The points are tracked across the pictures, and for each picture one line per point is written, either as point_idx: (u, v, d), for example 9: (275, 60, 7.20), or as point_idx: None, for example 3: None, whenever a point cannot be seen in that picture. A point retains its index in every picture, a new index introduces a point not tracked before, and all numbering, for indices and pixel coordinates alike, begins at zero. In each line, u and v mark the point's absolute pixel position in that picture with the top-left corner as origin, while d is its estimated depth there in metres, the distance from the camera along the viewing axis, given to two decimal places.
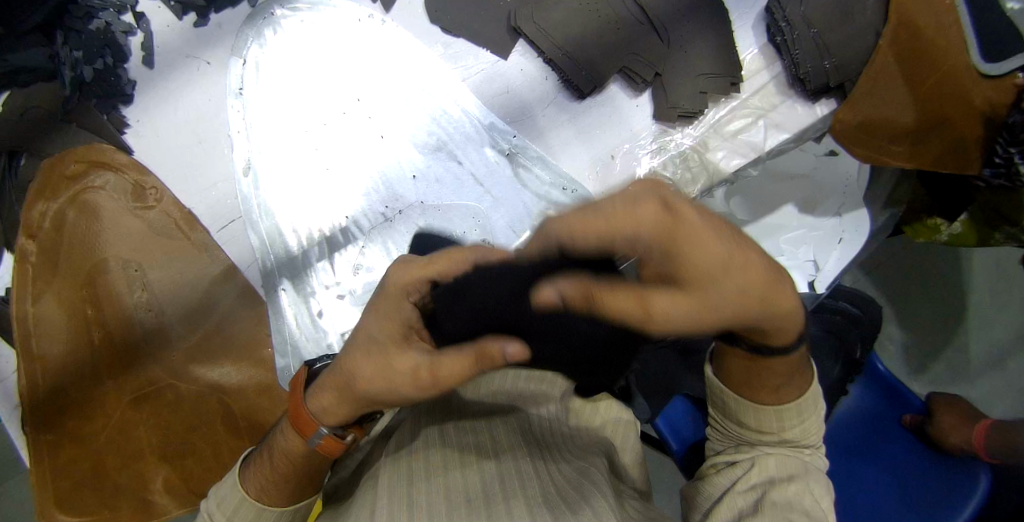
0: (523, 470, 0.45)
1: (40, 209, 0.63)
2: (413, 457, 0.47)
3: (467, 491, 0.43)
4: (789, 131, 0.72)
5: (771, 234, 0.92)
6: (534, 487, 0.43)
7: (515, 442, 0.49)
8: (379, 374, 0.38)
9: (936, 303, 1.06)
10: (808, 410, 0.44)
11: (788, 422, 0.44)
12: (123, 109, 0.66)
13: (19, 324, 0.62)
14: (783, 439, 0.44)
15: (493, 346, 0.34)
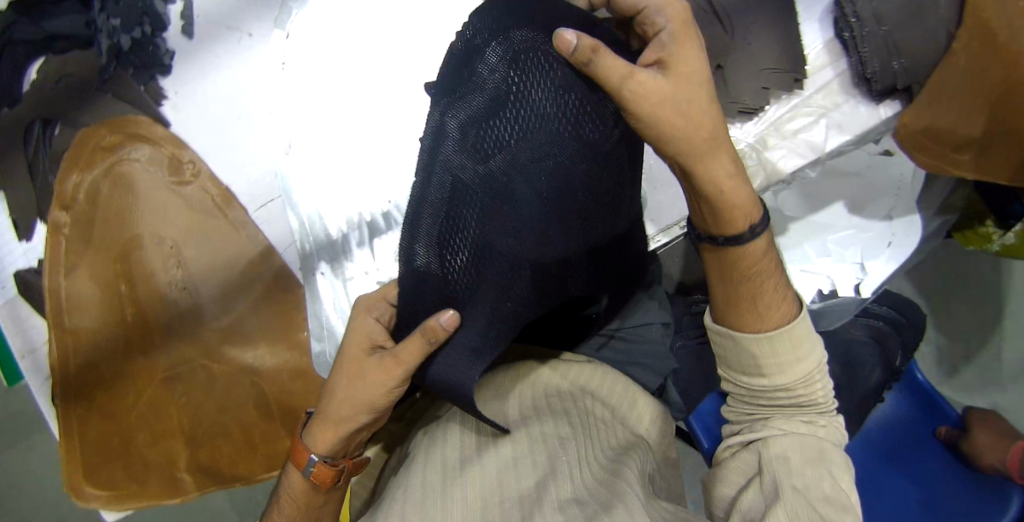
0: (561, 468, 0.49)
1: (74, 181, 0.63)
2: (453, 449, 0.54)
3: (505, 483, 0.48)
4: (850, 133, 0.69)
5: (818, 233, 0.88)
6: (569, 490, 0.47)
7: (556, 435, 0.53)
8: (350, 394, 0.47)
9: (978, 310, 1.03)
10: (810, 349, 0.45)
11: (797, 365, 0.44)
12: (161, 80, 0.64)
13: (52, 297, 0.62)
14: (789, 390, 0.45)
15: (434, 321, 0.38)
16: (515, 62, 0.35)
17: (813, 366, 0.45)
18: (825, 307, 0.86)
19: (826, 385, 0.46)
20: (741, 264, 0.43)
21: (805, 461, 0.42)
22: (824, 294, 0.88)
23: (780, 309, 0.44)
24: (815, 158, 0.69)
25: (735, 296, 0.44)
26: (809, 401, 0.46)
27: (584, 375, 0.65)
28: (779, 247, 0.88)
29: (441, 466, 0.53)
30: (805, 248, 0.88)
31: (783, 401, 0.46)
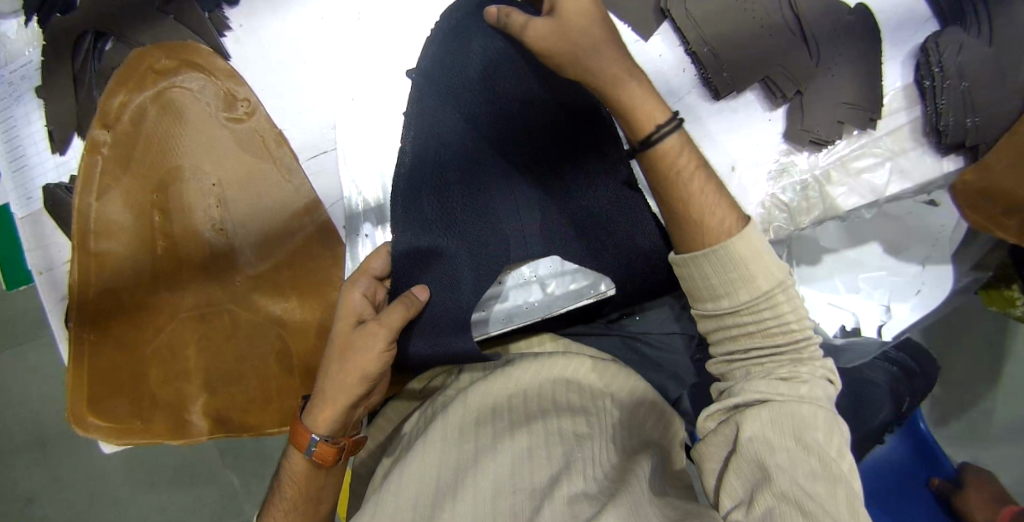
0: (575, 463, 0.53)
1: (120, 101, 0.60)
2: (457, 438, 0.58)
3: (515, 478, 0.52)
4: (912, 181, 0.68)
5: (849, 269, 0.86)
6: (581, 485, 0.51)
7: (571, 431, 0.57)
8: (348, 366, 0.51)
9: (979, 365, 1.01)
10: (769, 262, 0.44)
11: (755, 281, 0.44)
12: (225, 9, 0.61)
13: (80, 217, 0.60)
14: (751, 309, 0.44)
15: (410, 295, 0.53)
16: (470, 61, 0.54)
17: (773, 285, 0.44)
18: (847, 343, 0.85)
19: (797, 310, 0.45)
20: (671, 164, 0.45)
21: (783, 433, 0.42)
22: (846, 330, 0.87)
23: (720, 217, 0.45)
24: (874, 201, 0.68)
25: (674, 207, 0.45)
26: (782, 334, 0.44)
27: (586, 366, 0.67)
28: (808, 276, 0.87)
29: (457, 444, 0.57)
30: (834, 282, 0.87)
31: (752, 328, 0.45)
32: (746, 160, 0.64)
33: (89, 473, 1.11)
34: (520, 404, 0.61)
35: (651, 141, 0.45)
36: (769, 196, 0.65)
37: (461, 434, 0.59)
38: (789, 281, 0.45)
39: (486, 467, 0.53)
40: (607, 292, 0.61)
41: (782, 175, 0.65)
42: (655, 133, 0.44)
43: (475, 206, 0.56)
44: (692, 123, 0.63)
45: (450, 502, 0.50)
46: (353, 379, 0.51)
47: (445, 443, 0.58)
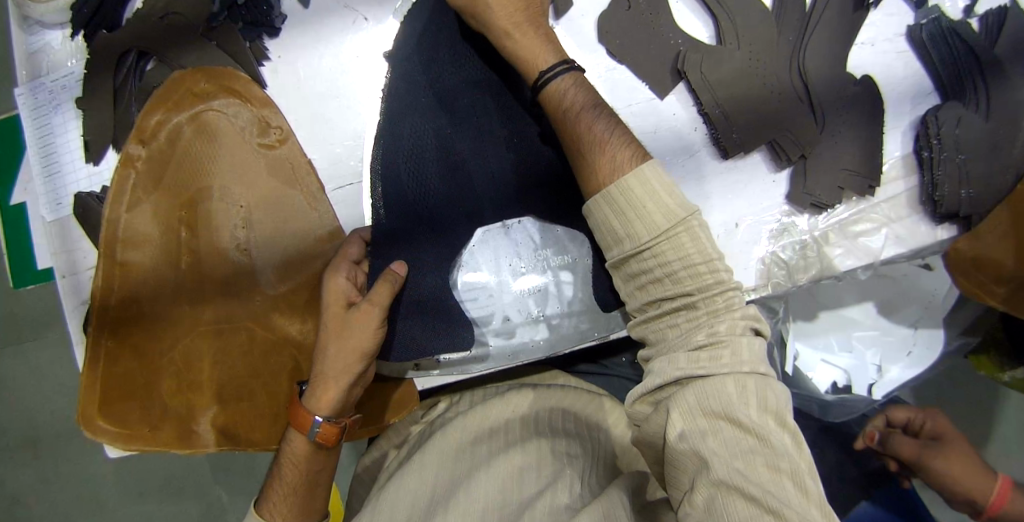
0: (562, 479, 0.56)
1: (159, 119, 0.62)
2: (457, 453, 0.61)
3: (505, 490, 0.55)
4: (907, 247, 0.71)
5: (844, 326, 0.88)
6: (566, 497, 0.53)
7: (561, 452, 0.60)
8: (340, 340, 0.54)
9: (967, 427, 1.04)
10: (669, 201, 0.47)
11: (652, 219, 0.46)
12: (267, 41, 0.64)
13: (109, 227, 0.62)
14: (653, 251, 0.47)
15: (389, 271, 0.57)
16: (451, 66, 0.62)
17: (671, 223, 0.46)
18: (838, 400, 0.86)
19: (703, 251, 0.46)
20: (563, 106, 0.53)
21: (708, 412, 0.42)
22: (838, 387, 0.89)
23: (616, 156, 0.50)
24: (870, 264, 0.71)
25: (574, 141, 0.52)
26: (692, 280, 0.46)
27: (581, 400, 0.71)
28: (805, 331, 0.89)
29: (452, 458, 0.60)
30: (829, 339, 0.88)
31: (659, 272, 0.47)
32: (750, 217, 0.67)
33: (80, 473, 1.12)
34: (517, 424, 0.65)
35: (541, 82, 0.54)
36: (770, 253, 0.67)
37: (454, 450, 0.61)
38: (691, 220, 0.47)
39: (478, 477, 0.56)
40: (612, 335, 0.64)
41: (783, 235, 0.68)
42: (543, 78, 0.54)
43: (451, 182, 0.62)
44: (702, 180, 0.66)
45: (443, 508, 0.53)
46: (348, 353, 0.54)
47: (443, 456, 0.61)
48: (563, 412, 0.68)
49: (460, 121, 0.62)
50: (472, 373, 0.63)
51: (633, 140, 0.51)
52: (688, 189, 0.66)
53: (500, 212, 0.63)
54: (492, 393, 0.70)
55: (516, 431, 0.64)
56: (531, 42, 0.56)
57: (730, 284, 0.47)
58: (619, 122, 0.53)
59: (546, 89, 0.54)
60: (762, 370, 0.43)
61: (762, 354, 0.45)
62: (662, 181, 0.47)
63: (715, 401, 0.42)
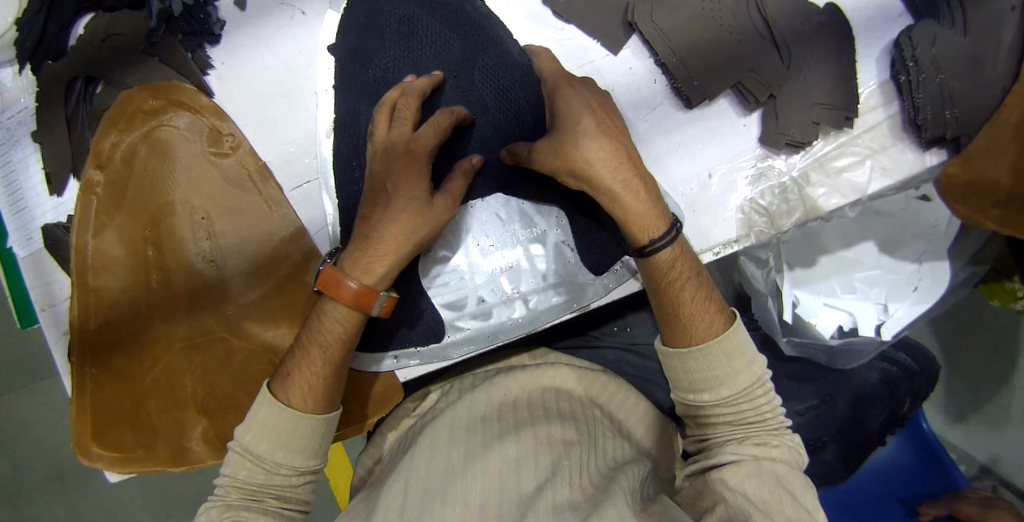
0: (560, 474, 0.53)
1: (112, 140, 0.62)
2: (448, 445, 0.57)
3: (504, 490, 0.51)
4: (895, 177, 0.68)
5: (846, 269, 0.84)
6: (566, 495, 0.51)
7: (558, 439, 0.58)
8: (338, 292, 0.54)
9: None
10: (748, 360, 0.55)
11: (736, 378, 0.54)
12: (208, 49, 0.63)
13: (78, 255, 0.61)
14: (732, 402, 0.54)
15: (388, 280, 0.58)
16: (393, 54, 0.61)
17: (753, 381, 0.54)
18: (846, 345, 0.83)
19: (771, 402, 0.55)
20: (670, 274, 0.56)
21: (761, 489, 0.49)
22: (845, 330, 0.84)
23: (705, 322, 0.55)
24: (857, 200, 0.68)
25: (677, 306, 0.55)
26: (756, 416, 0.54)
27: (569, 376, 0.69)
28: (805, 278, 0.84)
29: (442, 450, 0.57)
30: (831, 283, 0.84)
31: (732, 416, 0.54)
32: (723, 167, 0.64)
33: (107, 506, 1.13)
34: (507, 408, 0.62)
35: (653, 251, 0.54)
36: (749, 199, 0.65)
37: (444, 438, 0.59)
38: (764, 376, 0.55)
39: (475, 476, 0.52)
40: (591, 305, 0.63)
41: (761, 179, 0.65)
42: (650, 245, 0.54)
43: None
44: (669, 133, 0.63)
45: (435, 509, 0.49)
46: (417, 221, 0.53)
47: (432, 445, 0.58)
48: (556, 392, 0.66)
49: None
50: (452, 358, 0.62)
51: (719, 303, 0.57)
52: (654, 144, 0.63)
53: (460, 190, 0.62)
54: (481, 379, 0.68)
55: (508, 415, 0.61)
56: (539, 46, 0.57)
57: (782, 419, 0.56)
58: (598, 104, 0.54)
59: (652, 257, 0.55)
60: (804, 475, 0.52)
61: (799, 464, 0.54)
62: (740, 340, 0.55)
63: (769, 484, 0.49)
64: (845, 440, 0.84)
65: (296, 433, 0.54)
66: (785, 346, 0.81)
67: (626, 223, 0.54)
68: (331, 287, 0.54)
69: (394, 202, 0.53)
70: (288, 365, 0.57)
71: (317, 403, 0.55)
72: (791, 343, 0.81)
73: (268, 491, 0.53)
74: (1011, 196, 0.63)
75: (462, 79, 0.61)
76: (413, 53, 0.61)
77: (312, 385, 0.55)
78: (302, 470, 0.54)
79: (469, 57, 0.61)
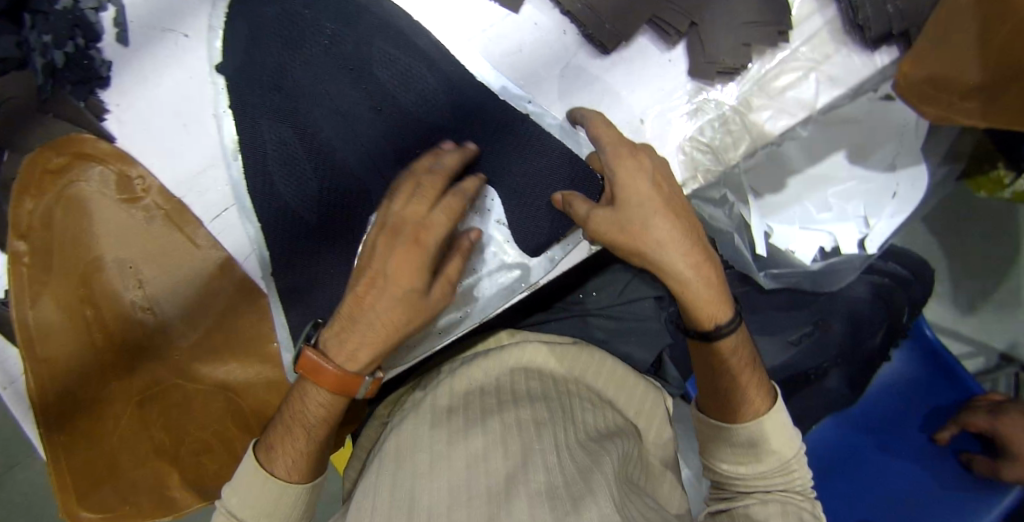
0: (532, 459, 0.49)
1: (28, 208, 0.59)
2: (414, 451, 0.54)
3: (474, 487, 0.48)
4: (846, 85, 0.63)
5: (817, 186, 0.78)
6: (543, 480, 0.47)
7: (528, 422, 0.54)
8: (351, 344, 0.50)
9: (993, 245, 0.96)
10: (789, 438, 0.54)
11: (777, 452, 0.54)
12: (101, 93, 0.60)
13: (20, 329, 0.59)
14: (766, 469, 0.54)
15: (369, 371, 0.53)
16: (284, 60, 0.57)
17: (784, 462, 0.54)
18: (826, 266, 0.78)
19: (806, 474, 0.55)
20: (732, 357, 0.53)
21: None
22: (826, 251, 0.78)
23: (755, 402, 0.54)
24: (808, 116, 0.63)
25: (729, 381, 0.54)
26: (786, 480, 0.54)
27: (535, 353, 0.65)
28: (774, 205, 0.77)
29: (409, 458, 0.54)
30: (804, 204, 0.78)
31: (760, 476, 0.54)
32: (655, 108, 0.60)
33: None
34: (472, 401, 0.59)
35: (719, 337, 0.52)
36: (690, 137, 0.60)
37: (411, 441, 0.56)
38: (800, 452, 0.55)
39: (443, 479, 0.49)
40: (540, 282, 0.60)
41: (699, 114, 0.61)
42: (720, 331, 0.52)
43: (323, 169, 0.58)
44: (591, 84, 0.59)
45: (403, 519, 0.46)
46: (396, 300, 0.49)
47: (398, 454, 0.55)
48: (525, 372, 0.63)
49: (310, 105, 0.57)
50: (405, 365, 0.61)
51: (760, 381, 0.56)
52: (575, 100, 0.59)
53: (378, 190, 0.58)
54: (445, 375, 0.65)
55: (474, 408, 0.58)
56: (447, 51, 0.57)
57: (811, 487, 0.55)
58: None
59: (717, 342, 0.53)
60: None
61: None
62: (784, 422, 0.54)
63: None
64: (847, 364, 0.81)
65: (280, 502, 0.53)
66: (765, 280, 0.78)
67: (691, 309, 0.52)
68: (318, 375, 0.50)
69: (390, 285, 0.48)
70: (272, 436, 0.54)
71: (302, 473, 0.54)
72: (768, 276, 0.78)
73: None
74: (977, 85, 0.56)
75: (359, 71, 0.57)
76: (307, 54, 0.57)
77: (297, 460, 0.53)
78: None
79: (364, 46, 0.57)
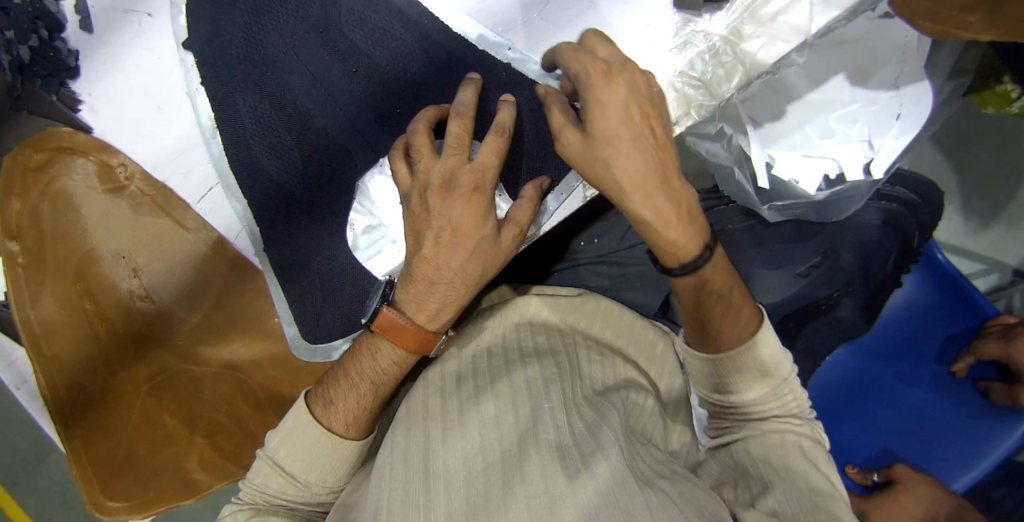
0: (543, 416, 0.49)
1: (14, 208, 0.57)
2: (425, 416, 0.53)
3: (488, 452, 0.47)
4: (840, 8, 0.57)
5: (818, 112, 0.75)
6: (553, 440, 0.46)
7: (536, 379, 0.53)
8: (431, 307, 0.51)
9: (1003, 162, 0.93)
10: (779, 363, 0.51)
11: (764, 380, 0.51)
12: (73, 84, 0.58)
13: (24, 329, 0.59)
14: (758, 396, 0.51)
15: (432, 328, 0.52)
16: (250, 30, 0.55)
17: (780, 382, 0.51)
18: (834, 195, 0.78)
19: (800, 397, 0.52)
20: (705, 291, 0.50)
21: (788, 461, 0.48)
22: (830, 179, 0.78)
23: (734, 328, 0.51)
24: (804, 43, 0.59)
25: (708, 315, 0.51)
26: (777, 405, 0.51)
27: (539, 306, 0.64)
28: (774, 134, 0.76)
29: (422, 419, 0.53)
30: (805, 131, 0.75)
31: (750, 403, 0.52)
32: (642, 45, 0.57)
33: None
34: (480, 363, 0.58)
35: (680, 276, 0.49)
36: (679, 73, 0.58)
37: (420, 406, 0.55)
38: (792, 373, 0.52)
39: (457, 446, 0.49)
40: (535, 233, 0.59)
41: (688, 48, 0.58)
42: (677, 268, 0.49)
43: (306, 139, 0.57)
44: (572, 25, 0.56)
45: (423, 492, 0.46)
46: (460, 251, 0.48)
47: (410, 416, 0.55)
48: (530, 328, 0.63)
49: (283, 77, 0.56)
50: None
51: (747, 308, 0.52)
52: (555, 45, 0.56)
53: (364, 156, 0.57)
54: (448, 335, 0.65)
55: (480, 369, 0.57)
56: (417, 9, 0.54)
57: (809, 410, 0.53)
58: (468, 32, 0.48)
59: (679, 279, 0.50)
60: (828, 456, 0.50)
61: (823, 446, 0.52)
62: (773, 346, 0.51)
63: (797, 460, 0.48)
64: (859, 291, 0.80)
65: (334, 455, 0.53)
66: (770, 214, 0.79)
67: (654, 243, 0.48)
68: (392, 331, 0.51)
69: (460, 239, 0.48)
70: (331, 389, 0.55)
71: (359, 429, 0.54)
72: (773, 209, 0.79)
73: (302, 504, 0.53)
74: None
75: (330, 34, 0.55)
76: (272, 21, 0.55)
77: (357, 414, 0.53)
78: (333, 489, 0.54)
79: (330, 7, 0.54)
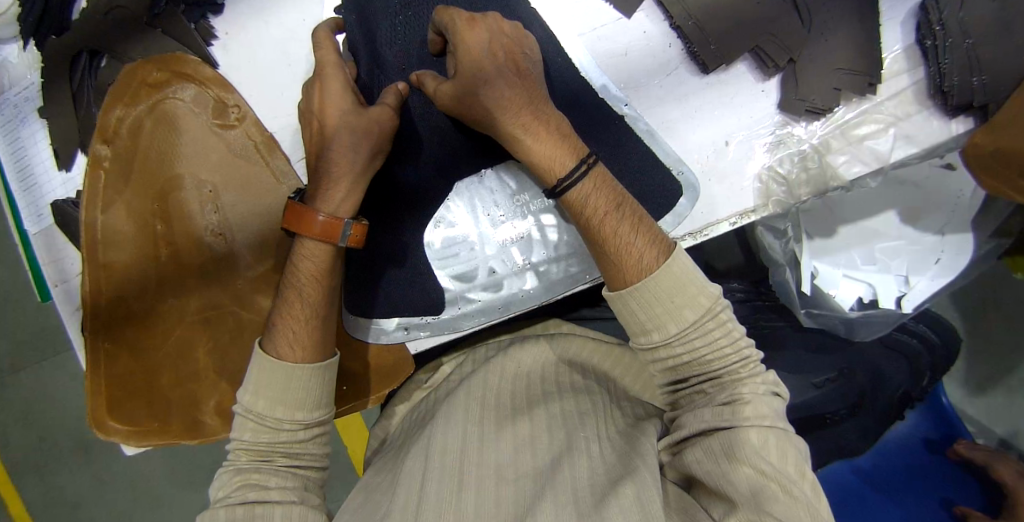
0: (577, 446, 0.50)
1: (118, 115, 0.60)
2: (461, 425, 0.54)
3: (520, 470, 0.49)
4: (918, 146, 0.63)
5: (867, 238, 0.80)
6: (585, 468, 0.48)
7: (572, 412, 0.55)
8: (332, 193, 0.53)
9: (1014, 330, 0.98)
10: (694, 291, 0.47)
11: (682, 313, 0.46)
12: (212, 19, 0.62)
13: (88, 231, 0.61)
14: (684, 342, 0.46)
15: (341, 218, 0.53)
16: None
17: (702, 314, 0.46)
18: (865, 317, 0.79)
19: (728, 336, 0.47)
20: (586, 209, 0.50)
21: (740, 463, 0.42)
22: (863, 303, 0.80)
23: (638, 257, 0.48)
24: (880, 169, 0.64)
25: (599, 239, 0.49)
26: (722, 363, 0.46)
27: (580, 345, 0.67)
28: (823, 248, 0.80)
29: (458, 422, 0.55)
30: (850, 253, 0.80)
31: (688, 358, 0.47)
32: (740, 133, 0.62)
33: (96, 486, 1.07)
34: (518, 387, 0.60)
35: (562, 191, 0.50)
36: (767, 166, 0.63)
37: (457, 411, 0.57)
38: (717, 306, 0.47)
39: (490, 458, 0.50)
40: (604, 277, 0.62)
41: (779, 147, 0.63)
42: (561, 185, 0.50)
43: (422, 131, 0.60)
44: (683, 99, 0.61)
45: (451, 492, 0.47)
46: (362, 132, 0.52)
47: (448, 418, 0.56)
48: (570, 364, 0.65)
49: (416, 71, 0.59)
50: (464, 330, 0.62)
51: (655, 231, 0.50)
52: (663, 113, 0.61)
53: (468, 162, 0.60)
54: (487, 354, 0.68)
55: (517, 394, 0.59)
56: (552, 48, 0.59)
57: (751, 358, 0.47)
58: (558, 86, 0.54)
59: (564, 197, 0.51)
60: (782, 424, 0.44)
61: (781, 412, 0.46)
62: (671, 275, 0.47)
63: (749, 457, 0.42)
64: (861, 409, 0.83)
65: (292, 385, 0.51)
66: (803, 318, 0.79)
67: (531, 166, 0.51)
68: (298, 220, 0.52)
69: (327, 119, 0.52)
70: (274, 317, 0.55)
71: (302, 349, 0.53)
72: (808, 315, 0.79)
73: (277, 451, 0.50)
74: None
75: None
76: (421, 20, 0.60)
77: (296, 332, 0.53)
78: (307, 423, 0.51)
79: None
